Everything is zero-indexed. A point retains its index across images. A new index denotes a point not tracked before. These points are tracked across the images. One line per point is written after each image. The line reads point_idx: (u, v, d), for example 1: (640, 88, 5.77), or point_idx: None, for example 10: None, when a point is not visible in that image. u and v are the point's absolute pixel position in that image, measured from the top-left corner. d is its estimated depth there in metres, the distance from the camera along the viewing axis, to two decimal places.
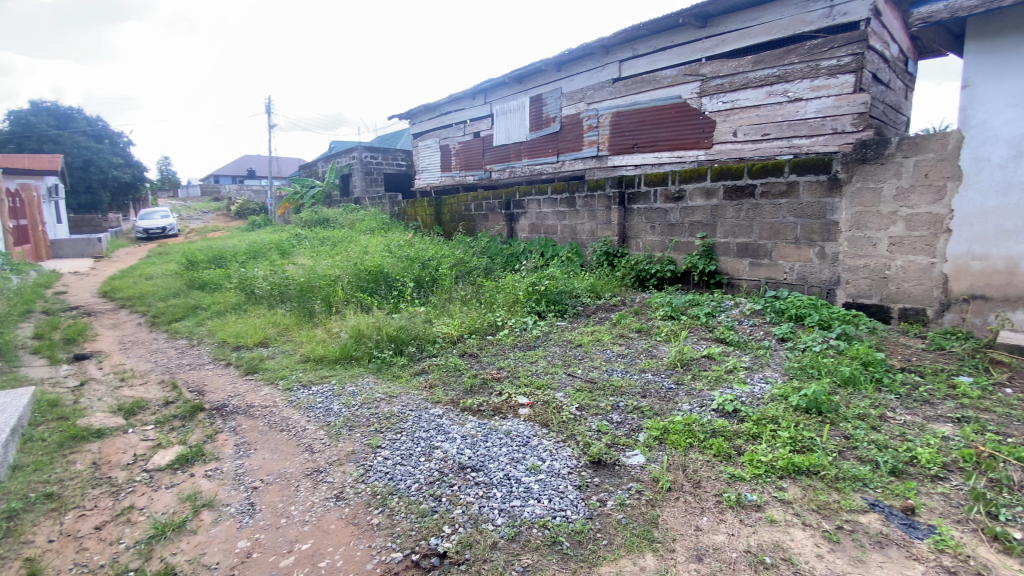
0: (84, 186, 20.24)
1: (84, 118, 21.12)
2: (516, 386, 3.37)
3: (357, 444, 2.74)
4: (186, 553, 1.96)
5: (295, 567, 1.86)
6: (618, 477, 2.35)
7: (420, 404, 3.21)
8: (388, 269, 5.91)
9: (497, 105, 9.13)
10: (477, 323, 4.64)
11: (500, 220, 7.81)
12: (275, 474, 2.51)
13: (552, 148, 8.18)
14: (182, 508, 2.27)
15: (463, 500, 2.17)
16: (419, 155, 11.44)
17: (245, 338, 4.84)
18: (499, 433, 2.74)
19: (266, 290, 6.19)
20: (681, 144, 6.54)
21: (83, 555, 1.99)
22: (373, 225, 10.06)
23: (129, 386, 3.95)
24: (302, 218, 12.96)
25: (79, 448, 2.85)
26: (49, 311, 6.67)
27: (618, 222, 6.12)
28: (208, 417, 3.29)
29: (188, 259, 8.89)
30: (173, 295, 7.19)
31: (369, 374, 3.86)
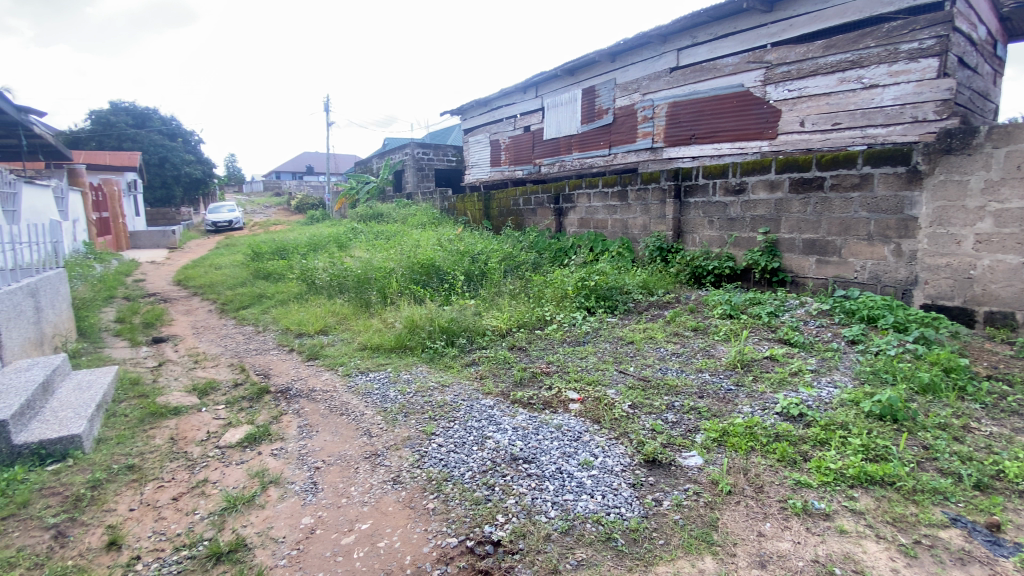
0: (160, 181, 21.78)
1: (160, 119, 22.70)
2: (566, 381, 3.34)
3: (412, 430, 2.81)
4: (255, 526, 2.07)
5: (355, 546, 1.92)
6: (674, 478, 2.28)
7: (471, 394, 3.25)
8: (440, 263, 6.01)
9: (549, 98, 9.06)
10: (526, 317, 4.63)
11: (548, 214, 7.75)
12: (336, 456, 2.61)
13: (605, 141, 8.03)
14: (251, 483, 2.40)
15: (516, 491, 2.18)
16: (470, 151, 11.55)
17: (307, 326, 5.07)
18: (550, 427, 2.72)
19: (325, 281, 6.45)
20: (742, 135, 6.26)
21: (163, 523, 2.12)
22: (424, 220, 10.26)
23: (202, 368, 4.22)
24: (358, 213, 13.40)
25: (158, 424, 3.06)
26: (131, 298, 7.23)
27: (673, 216, 5.94)
28: (273, 399, 3.48)
29: (253, 251, 9.41)
30: (239, 284, 7.62)
31: (422, 363, 3.95)
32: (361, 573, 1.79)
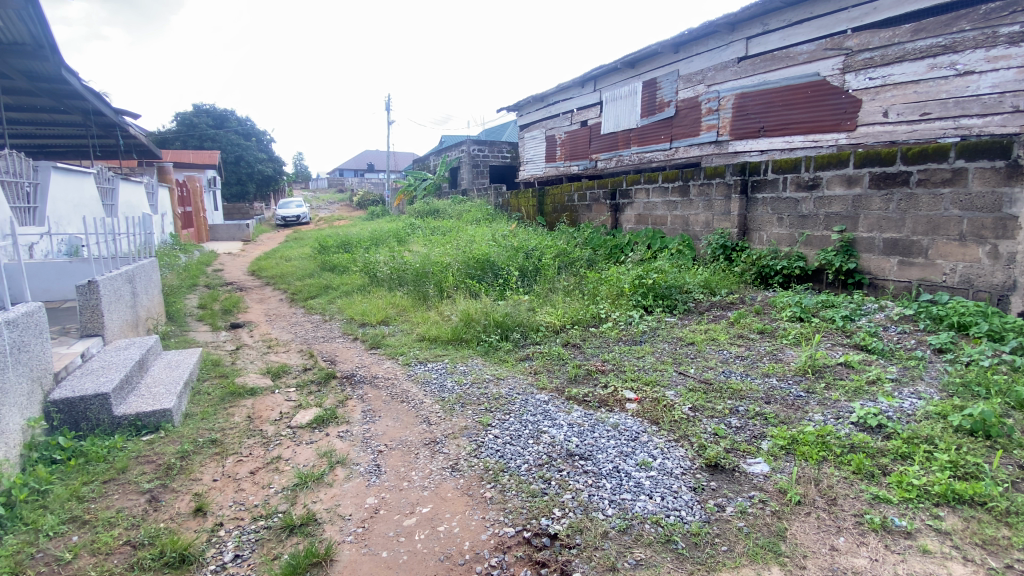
0: (236, 178, 23.33)
1: (236, 120, 24.25)
2: (622, 380, 3.28)
3: (469, 420, 2.86)
4: (324, 503, 2.19)
5: (416, 528, 1.99)
6: (738, 485, 2.19)
7: (526, 388, 3.27)
8: (495, 258, 6.06)
9: (608, 92, 8.90)
10: (580, 314, 4.58)
11: (604, 210, 7.63)
12: (397, 441, 2.71)
13: (666, 135, 7.80)
14: (320, 462, 2.54)
15: (573, 486, 2.17)
16: (526, 146, 11.56)
17: (369, 316, 5.28)
18: (606, 425, 2.69)
19: (386, 274, 6.68)
20: (817, 127, 5.89)
21: (242, 494, 2.28)
22: (479, 216, 10.38)
23: (274, 353, 4.49)
24: (416, 209, 13.76)
25: (237, 403, 3.30)
26: (211, 286, 7.80)
27: (738, 212, 5.69)
28: (339, 384, 3.65)
29: (320, 244, 9.89)
30: (307, 275, 8.04)
31: (478, 356, 4.01)
32: (422, 554, 1.84)
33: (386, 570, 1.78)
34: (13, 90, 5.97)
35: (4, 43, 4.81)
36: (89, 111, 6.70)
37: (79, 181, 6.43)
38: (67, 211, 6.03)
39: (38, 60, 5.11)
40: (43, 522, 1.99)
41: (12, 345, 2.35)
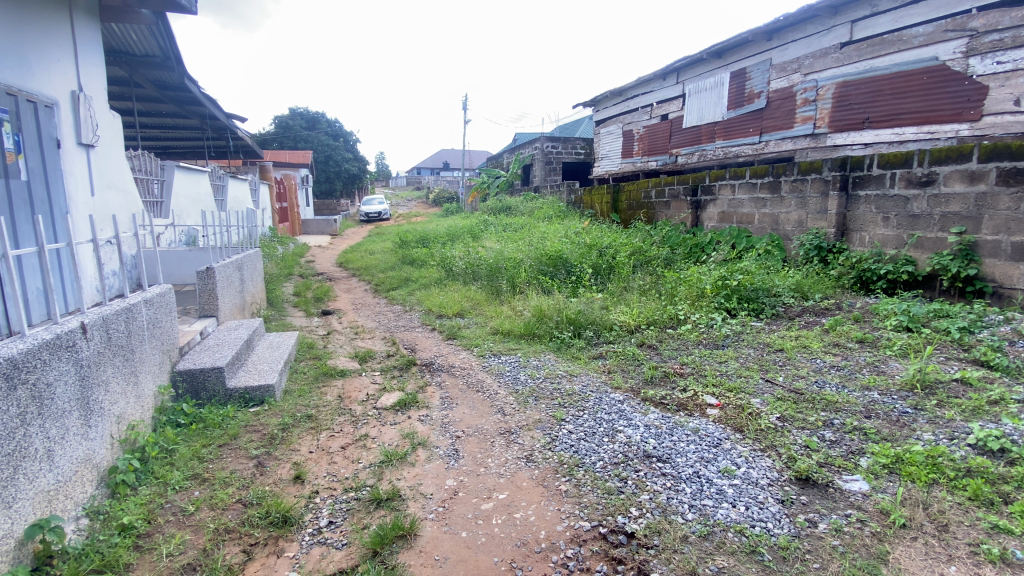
0: (325, 177, 24.97)
1: (326, 121, 26.01)
2: (703, 385, 3.16)
3: (543, 414, 2.89)
4: (407, 481, 2.31)
5: (494, 512, 2.05)
6: (832, 501, 2.04)
7: (600, 387, 3.23)
8: (568, 255, 5.99)
9: (691, 84, 8.54)
10: (656, 314, 4.45)
11: (684, 207, 7.35)
12: (473, 428, 2.80)
13: (755, 128, 7.37)
14: (403, 442, 2.68)
15: (650, 487, 2.13)
16: (602, 142, 11.38)
17: (446, 309, 5.47)
18: (685, 429, 2.60)
19: (461, 269, 6.87)
20: (933, 117, 5.31)
21: (335, 466, 2.46)
22: (551, 213, 10.38)
23: (361, 339, 4.79)
24: (490, 206, 13.98)
25: (329, 383, 3.57)
26: (304, 276, 8.44)
27: (837, 211, 5.27)
28: (419, 371, 3.83)
29: (401, 239, 10.35)
30: (389, 268, 8.46)
31: (550, 352, 4.02)
32: (499, 538, 1.89)
33: (466, 549, 1.84)
34: (145, 97, 6.80)
35: (139, 56, 5.49)
36: (205, 116, 7.48)
37: (196, 178, 7.19)
38: (187, 205, 6.77)
39: (166, 71, 5.78)
40: (171, 477, 2.26)
41: (149, 322, 2.69)
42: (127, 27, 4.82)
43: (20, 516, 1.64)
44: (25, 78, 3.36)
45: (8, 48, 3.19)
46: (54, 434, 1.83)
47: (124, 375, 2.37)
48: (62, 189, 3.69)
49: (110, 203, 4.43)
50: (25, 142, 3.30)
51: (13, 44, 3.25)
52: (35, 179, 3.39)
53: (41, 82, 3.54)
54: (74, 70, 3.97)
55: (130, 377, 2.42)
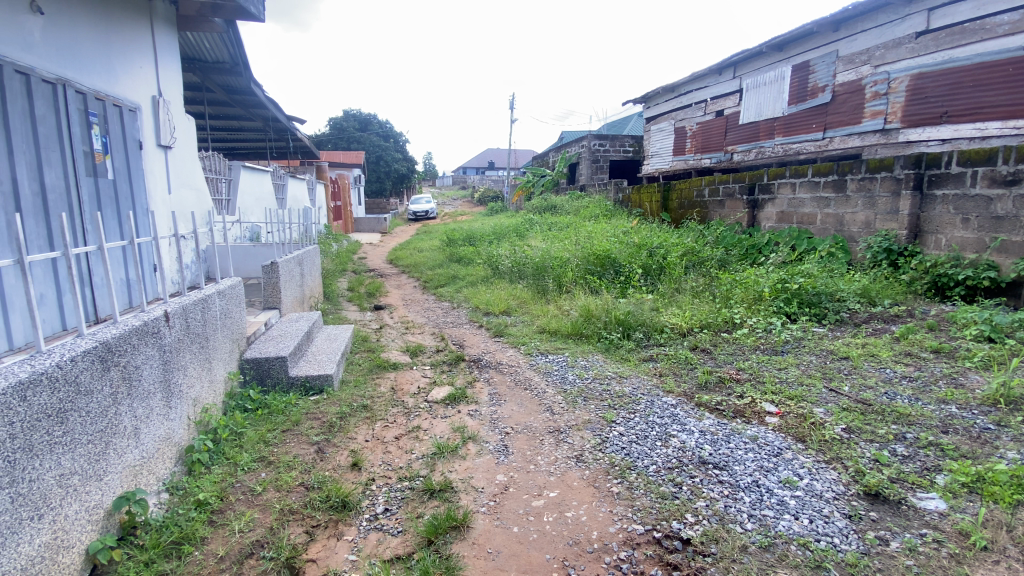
0: (375, 177, 25.71)
1: (378, 122, 26.81)
2: (761, 392, 3.03)
3: (592, 414, 2.86)
4: (459, 473, 2.35)
5: (544, 510, 2.05)
6: (905, 520, 1.92)
7: (652, 390, 3.16)
8: (616, 255, 5.89)
9: (750, 78, 8.21)
10: (710, 317, 4.31)
11: (740, 207, 7.08)
12: (522, 425, 2.81)
13: (819, 123, 7.00)
14: (454, 436, 2.73)
15: (707, 494, 2.07)
16: (653, 140, 11.13)
17: (493, 306, 5.52)
18: (743, 437, 2.51)
19: (508, 267, 6.91)
20: (1021, 110, 4.88)
21: (389, 456, 2.54)
22: (598, 212, 10.25)
23: (412, 334, 4.91)
24: (534, 205, 13.96)
25: (382, 374, 3.69)
26: (357, 272, 8.74)
27: (909, 212, 4.94)
28: (468, 366, 3.89)
29: (448, 237, 10.52)
30: (437, 266, 8.62)
31: (598, 352, 3.97)
32: (551, 536, 1.90)
33: (518, 544, 1.86)
34: (215, 101, 7.22)
35: (211, 62, 5.84)
36: (268, 118, 7.85)
37: (260, 178, 7.57)
38: (251, 202, 7.14)
39: (234, 75, 6.12)
40: (240, 458, 2.39)
41: (222, 312, 2.86)
42: (200, 36, 5.14)
43: (110, 487, 1.79)
44: (112, 84, 3.64)
45: (97, 57, 3.47)
46: (141, 413, 1.98)
47: (200, 360, 2.53)
48: (143, 187, 3.97)
49: (185, 201, 4.74)
50: (112, 144, 3.58)
51: (102, 52, 3.52)
52: (121, 178, 3.67)
53: (125, 87, 3.83)
54: (154, 76, 4.26)
55: (205, 362, 2.58)
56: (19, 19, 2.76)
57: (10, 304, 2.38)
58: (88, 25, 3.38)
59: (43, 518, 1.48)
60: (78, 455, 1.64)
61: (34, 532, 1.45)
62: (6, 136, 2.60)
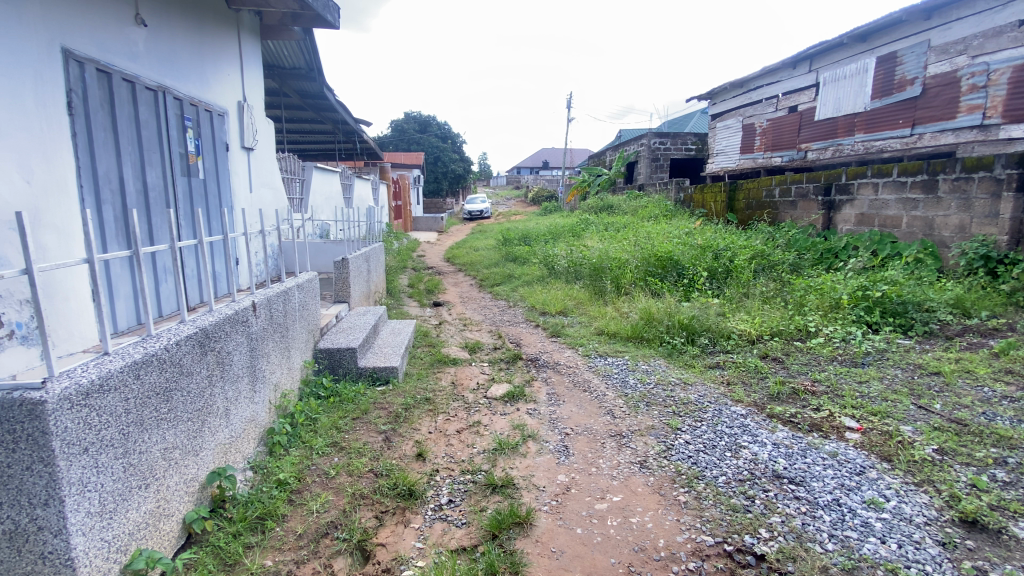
0: (433, 177, 26.32)
1: (436, 124, 27.49)
2: (840, 406, 2.84)
3: (656, 420, 2.80)
4: (520, 471, 2.37)
5: (608, 513, 2.03)
6: (1007, 550, 1.74)
7: (719, 398, 3.05)
8: (679, 257, 5.69)
9: (827, 72, 7.73)
10: (782, 324, 4.10)
11: (814, 208, 6.67)
12: (582, 427, 2.79)
13: (906, 119, 6.49)
14: (514, 433, 2.76)
15: (782, 510, 1.98)
16: (718, 138, 10.70)
17: (550, 306, 5.51)
18: (821, 452, 2.37)
19: (564, 267, 6.86)
20: None
21: (452, 449, 2.60)
22: (658, 212, 9.98)
23: (470, 330, 5.00)
24: (590, 205, 13.80)
25: (443, 369, 3.78)
26: (417, 270, 8.99)
27: (1011, 215, 4.52)
28: (526, 365, 3.91)
29: (504, 237, 10.59)
30: (494, 265, 8.70)
31: (660, 357, 3.87)
32: (616, 540, 1.87)
33: (582, 546, 1.85)
34: (290, 105, 7.64)
35: (288, 69, 6.19)
36: (337, 120, 8.22)
37: (329, 177, 7.94)
38: (321, 201, 7.51)
39: (309, 81, 6.45)
40: (315, 442, 2.52)
41: (300, 303, 3.03)
42: (280, 44, 5.46)
43: (205, 463, 1.94)
44: (204, 90, 3.94)
45: (191, 65, 3.75)
46: (231, 396, 2.14)
47: (281, 348, 2.69)
48: (228, 185, 4.27)
49: (264, 199, 5.06)
50: (203, 146, 3.87)
51: (196, 61, 3.82)
52: (210, 177, 3.96)
53: (215, 93, 4.13)
54: (240, 83, 4.57)
55: (285, 350, 2.74)
56: (126, 31, 3.01)
57: (116, 292, 2.65)
58: (184, 35, 3.67)
59: (149, 487, 1.63)
60: (180, 432, 1.79)
61: (141, 500, 1.60)
62: (115, 139, 2.88)
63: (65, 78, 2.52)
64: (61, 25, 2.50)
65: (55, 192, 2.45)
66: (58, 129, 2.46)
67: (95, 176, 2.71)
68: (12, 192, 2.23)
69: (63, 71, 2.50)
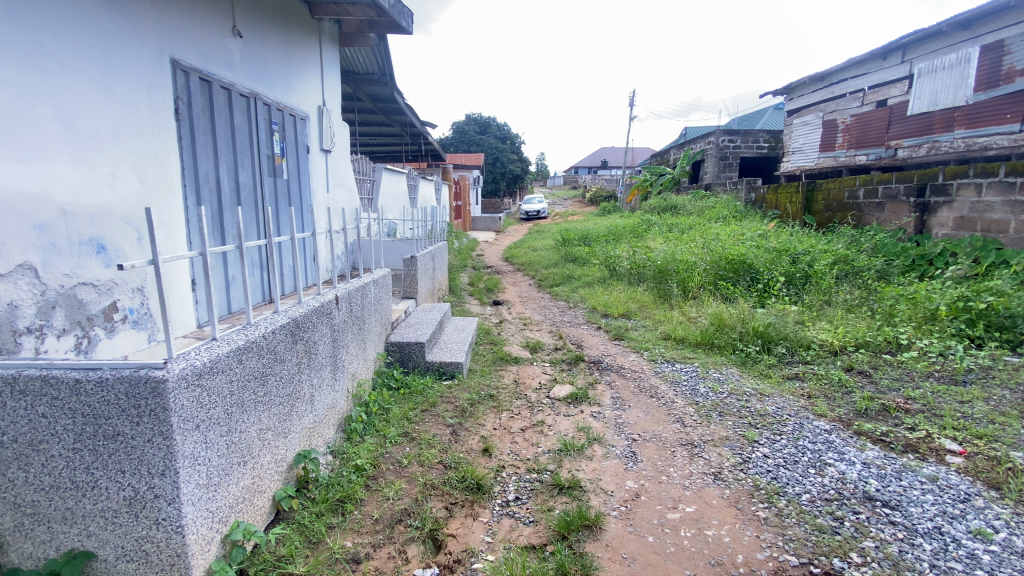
0: (491, 177, 26.66)
1: (497, 125, 27.88)
2: (939, 427, 2.61)
3: (730, 431, 2.68)
4: (586, 473, 2.35)
5: (681, 524, 1.97)
6: None
7: (800, 411, 2.88)
8: (752, 260, 5.44)
9: (922, 63, 7.13)
10: (868, 335, 3.82)
11: (905, 211, 6.16)
12: (650, 434, 2.73)
13: (1013, 114, 5.84)
14: (579, 435, 2.74)
15: (875, 534, 1.84)
16: (794, 135, 10.11)
17: (612, 308, 5.42)
18: (918, 476, 2.19)
19: (626, 269, 6.73)
20: None
21: (518, 446, 2.63)
22: (726, 214, 9.57)
23: (531, 330, 5.02)
24: (652, 206, 13.46)
25: (505, 367, 3.82)
26: (477, 268, 9.14)
27: None
28: (588, 367, 3.88)
29: (563, 237, 10.54)
30: (552, 265, 8.70)
31: (732, 365, 3.71)
32: (690, 552, 1.82)
33: (654, 554, 1.81)
34: (363, 109, 7.98)
35: (362, 74, 6.49)
36: (405, 123, 8.50)
37: (397, 178, 8.23)
38: (389, 200, 7.79)
39: (381, 85, 6.72)
40: (388, 431, 2.62)
41: (375, 298, 3.17)
42: (356, 50, 5.72)
43: (292, 445, 2.07)
44: (289, 96, 4.20)
45: (279, 72, 4.01)
46: (316, 383, 2.27)
47: (358, 340, 2.82)
48: (308, 185, 4.52)
49: (340, 199, 5.32)
50: (288, 148, 4.12)
51: (283, 68, 4.07)
52: (293, 177, 4.22)
53: (298, 98, 4.38)
54: (320, 88, 4.83)
55: (362, 342, 2.88)
56: (225, 42, 3.26)
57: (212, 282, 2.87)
58: (273, 45, 3.92)
59: (247, 465, 1.76)
60: (273, 414, 1.92)
61: (240, 476, 1.72)
62: (213, 142, 3.13)
63: (173, 86, 2.76)
64: (169, 38, 2.74)
65: (163, 191, 2.69)
66: (166, 133, 2.70)
67: (197, 176, 2.96)
68: (129, 191, 2.47)
69: (171, 80, 2.75)
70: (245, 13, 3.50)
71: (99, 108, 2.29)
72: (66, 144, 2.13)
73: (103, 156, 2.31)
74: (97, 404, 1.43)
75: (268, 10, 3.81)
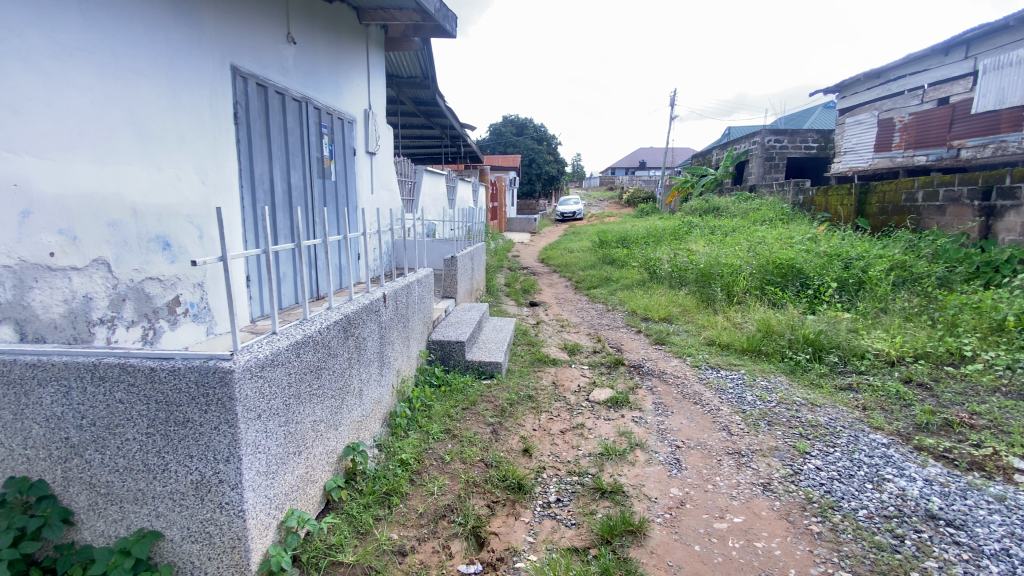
0: (528, 178, 26.71)
1: (534, 126, 27.91)
2: (1008, 445, 2.45)
3: (780, 441, 2.60)
4: (629, 478, 2.33)
5: (729, 534, 1.93)
6: None
7: (854, 424, 2.76)
8: (802, 265, 5.24)
9: (989, 59, 6.74)
10: (929, 346, 3.62)
11: (968, 215, 5.81)
12: (695, 441, 2.68)
13: None
14: (620, 439, 2.72)
15: (940, 555, 1.75)
16: (846, 135, 9.69)
17: (653, 312, 5.34)
18: (985, 495, 2.06)
19: (667, 272, 6.61)
20: None
21: (558, 448, 2.63)
22: (772, 216, 9.27)
23: (568, 332, 5.01)
24: (692, 208, 13.17)
25: (544, 368, 3.83)
26: (513, 269, 9.18)
27: None
28: (628, 371, 3.83)
29: (601, 239, 10.46)
30: (590, 267, 8.64)
31: (781, 373, 3.59)
32: (738, 563, 1.77)
33: (700, 563, 1.78)
34: (405, 112, 8.15)
35: (405, 78, 6.62)
36: (445, 125, 8.62)
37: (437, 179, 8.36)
38: (429, 201, 7.91)
39: (423, 88, 6.84)
40: (431, 428, 2.67)
41: (419, 297, 3.23)
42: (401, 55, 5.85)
43: (342, 437, 2.15)
44: (338, 100, 4.33)
45: (329, 77, 4.15)
46: (364, 377, 2.34)
47: (403, 337, 2.89)
48: (354, 186, 4.66)
49: (383, 200, 5.45)
50: (336, 150, 4.26)
51: (332, 73, 4.21)
52: (341, 178, 4.35)
53: (346, 102, 4.52)
54: (367, 92, 4.96)
55: (406, 339, 2.94)
56: (280, 49, 3.40)
57: None
58: (324, 51, 4.06)
59: (301, 454, 1.83)
60: (325, 407, 1.99)
61: (295, 465, 1.80)
62: (269, 144, 3.26)
63: (233, 92, 2.90)
64: (231, 46, 2.88)
65: (223, 191, 2.83)
66: (226, 136, 2.84)
67: (253, 177, 3.09)
68: (192, 191, 2.61)
69: (232, 86, 2.89)
70: (298, 20, 3.64)
71: (167, 113, 2.43)
72: (138, 147, 2.27)
73: (170, 158, 2.46)
74: (168, 392, 1.51)
75: (320, 17, 3.95)
